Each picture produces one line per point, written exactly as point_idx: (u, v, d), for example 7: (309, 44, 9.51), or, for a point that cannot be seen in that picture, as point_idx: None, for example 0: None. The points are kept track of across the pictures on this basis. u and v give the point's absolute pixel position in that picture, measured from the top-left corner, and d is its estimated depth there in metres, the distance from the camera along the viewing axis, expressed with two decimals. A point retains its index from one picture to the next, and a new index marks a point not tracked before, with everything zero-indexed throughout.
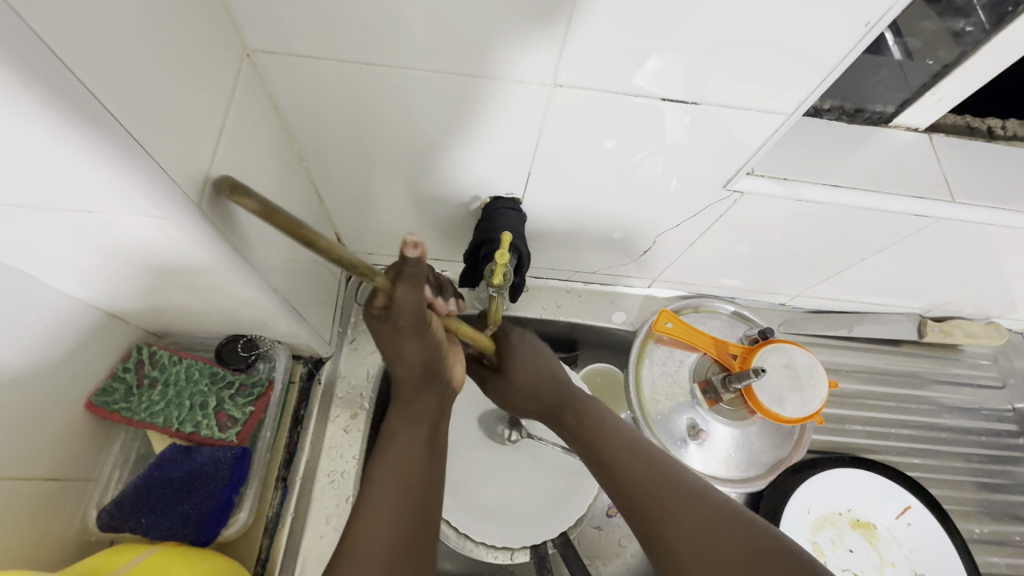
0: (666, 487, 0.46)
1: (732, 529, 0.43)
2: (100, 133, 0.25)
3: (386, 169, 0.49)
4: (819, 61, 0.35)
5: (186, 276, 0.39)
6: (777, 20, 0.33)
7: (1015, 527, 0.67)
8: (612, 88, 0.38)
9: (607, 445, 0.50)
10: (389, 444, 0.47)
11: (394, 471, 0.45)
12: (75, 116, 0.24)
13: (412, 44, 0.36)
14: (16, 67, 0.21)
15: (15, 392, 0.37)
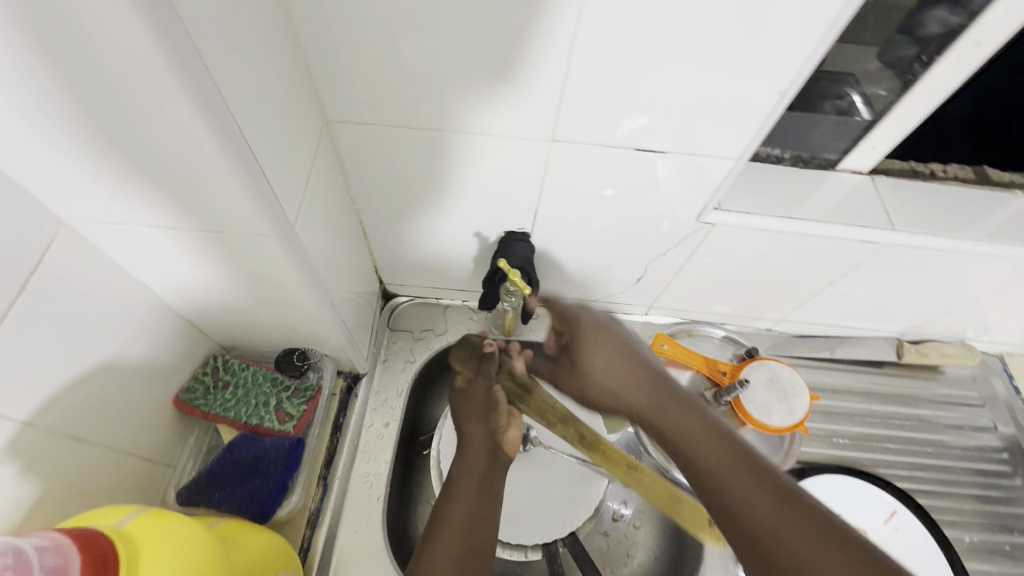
0: (807, 527, 0.45)
1: (803, 518, 0.45)
2: (244, 173, 0.35)
3: (420, 210, 0.60)
4: (758, 112, 0.44)
5: (269, 291, 0.49)
6: (723, 86, 0.42)
7: (1006, 537, 0.70)
8: (599, 142, 0.48)
9: (711, 471, 0.51)
10: (453, 494, 0.57)
11: (460, 504, 0.57)
12: (232, 158, 0.34)
13: (444, 111, 0.46)
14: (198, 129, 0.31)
15: (133, 378, 0.47)
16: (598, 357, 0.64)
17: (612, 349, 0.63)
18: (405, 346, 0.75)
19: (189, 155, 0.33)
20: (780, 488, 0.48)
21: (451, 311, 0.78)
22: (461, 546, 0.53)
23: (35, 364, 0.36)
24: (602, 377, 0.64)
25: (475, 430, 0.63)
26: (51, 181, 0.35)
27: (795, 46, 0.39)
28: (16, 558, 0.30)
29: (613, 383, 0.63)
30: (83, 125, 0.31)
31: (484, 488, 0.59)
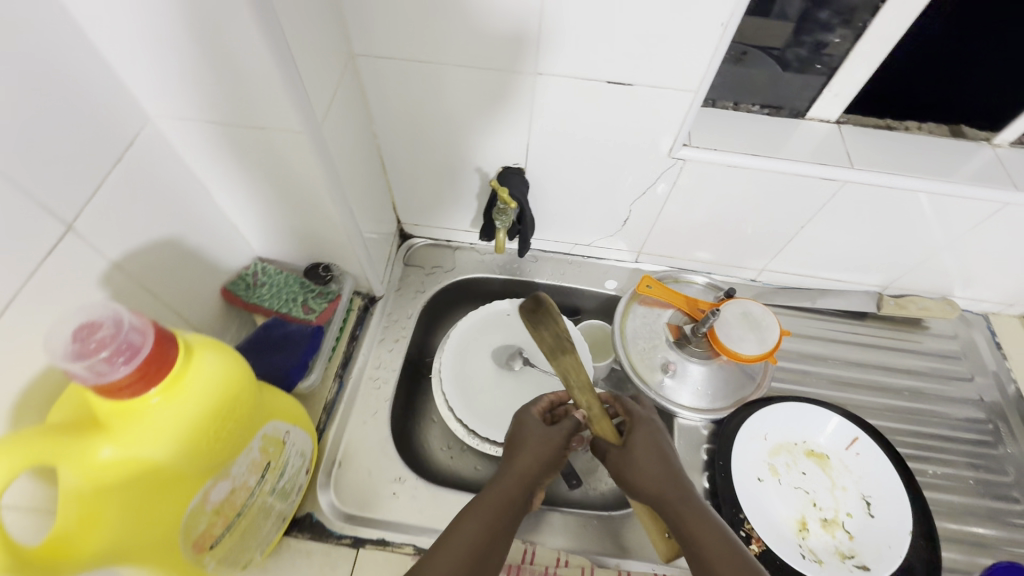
0: None
1: None
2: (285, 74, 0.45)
3: (430, 145, 0.69)
4: (708, 42, 0.51)
5: (301, 197, 0.59)
6: (677, 19, 0.50)
7: (971, 473, 0.73)
8: (577, 75, 0.57)
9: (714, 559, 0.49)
10: (455, 529, 0.52)
11: (459, 543, 0.51)
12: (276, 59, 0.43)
13: (448, 47, 0.56)
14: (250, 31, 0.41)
15: (192, 260, 0.58)
16: (648, 451, 0.57)
17: (660, 448, 0.57)
18: (417, 278, 0.85)
19: (242, 56, 0.43)
20: None
21: (459, 253, 0.88)
22: None
23: (125, 219, 0.48)
24: (640, 472, 0.55)
25: (508, 464, 0.57)
26: (144, 79, 0.46)
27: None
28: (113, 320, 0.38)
29: (656, 474, 0.55)
30: (169, 30, 0.42)
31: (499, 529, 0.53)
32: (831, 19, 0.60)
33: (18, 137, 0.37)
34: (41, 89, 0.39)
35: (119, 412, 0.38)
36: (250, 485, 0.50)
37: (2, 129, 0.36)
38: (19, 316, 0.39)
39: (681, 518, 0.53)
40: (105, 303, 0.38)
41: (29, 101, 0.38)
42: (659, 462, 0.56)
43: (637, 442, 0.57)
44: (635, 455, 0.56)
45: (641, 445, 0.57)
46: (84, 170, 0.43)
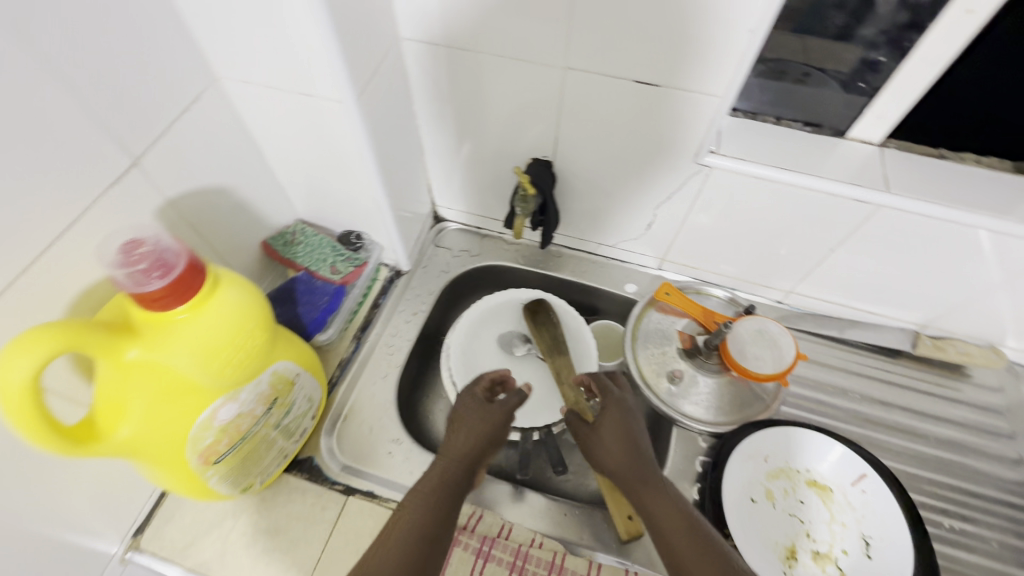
0: None
1: None
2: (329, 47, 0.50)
3: (465, 132, 0.73)
4: (735, 47, 0.52)
5: (339, 164, 0.64)
6: (704, 22, 0.51)
7: (994, 534, 0.67)
8: (605, 73, 0.59)
9: (671, 529, 0.51)
10: (408, 501, 0.54)
11: (413, 512, 0.53)
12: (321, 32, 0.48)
13: (486, 37, 0.59)
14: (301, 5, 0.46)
15: (238, 211, 0.65)
16: (616, 428, 0.61)
17: (626, 427, 0.61)
18: (443, 259, 0.89)
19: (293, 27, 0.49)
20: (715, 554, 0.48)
21: (487, 240, 0.91)
22: (409, 543, 0.49)
23: (185, 162, 0.55)
24: (607, 448, 0.60)
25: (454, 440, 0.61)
26: (212, 43, 0.52)
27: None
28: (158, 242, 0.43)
29: (620, 451, 0.59)
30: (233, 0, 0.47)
31: (450, 501, 0.55)
32: (877, 37, 0.59)
33: (99, 79, 0.44)
34: (123, 41, 0.45)
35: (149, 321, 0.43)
36: (256, 413, 0.54)
37: (87, 72, 0.43)
38: (86, 230, 0.46)
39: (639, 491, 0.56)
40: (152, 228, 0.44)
41: (113, 49, 0.45)
42: (623, 440, 0.60)
43: (604, 421, 0.61)
44: (602, 431, 0.61)
45: (609, 422, 0.61)
46: (155, 115, 0.50)
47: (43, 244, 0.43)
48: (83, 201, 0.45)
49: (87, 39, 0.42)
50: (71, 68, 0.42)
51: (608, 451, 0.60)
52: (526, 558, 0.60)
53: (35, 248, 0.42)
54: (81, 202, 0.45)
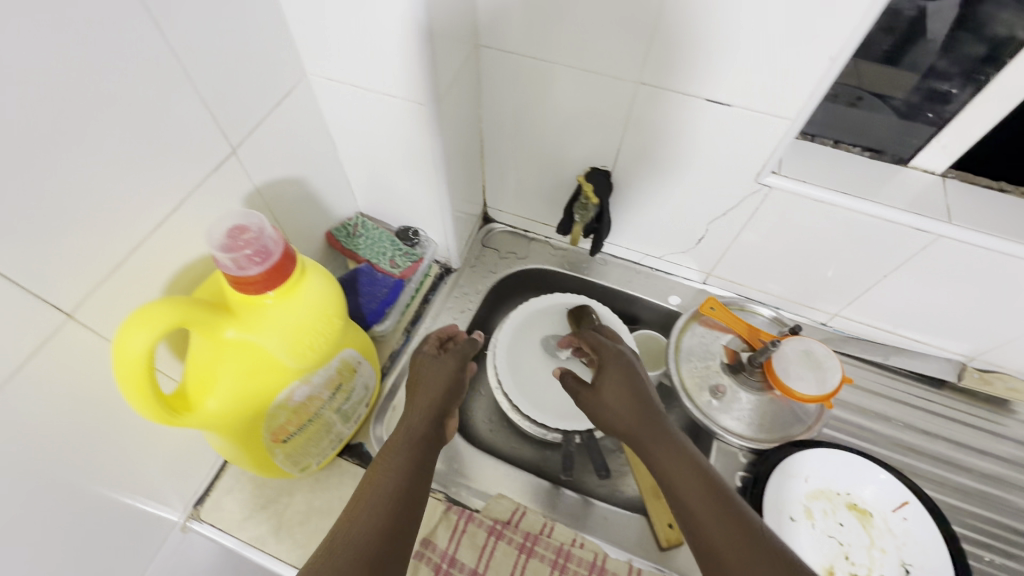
0: (748, 558, 0.45)
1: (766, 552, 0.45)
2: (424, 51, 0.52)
3: (526, 138, 0.75)
4: (814, 72, 0.53)
5: (409, 162, 0.67)
6: (786, 46, 0.52)
7: None
8: (678, 90, 0.60)
9: (688, 489, 0.50)
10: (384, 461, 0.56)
11: (391, 470, 0.55)
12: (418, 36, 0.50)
13: (563, 49, 0.61)
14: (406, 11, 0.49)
15: (310, 202, 0.68)
16: (620, 386, 0.60)
17: (629, 385, 0.60)
18: (491, 260, 0.91)
19: (389, 32, 0.51)
20: (735, 516, 0.48)
21: (534, 244, 0.93)
22: (388, 500, 0.51)
23: (272, 153, 0.57)
24: (611, 408, 0.60)
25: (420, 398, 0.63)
26: (309, 41, 0.55)
27: (851, 12, 0.48)
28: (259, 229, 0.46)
29: (622, 411, 0.59)
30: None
31: (423, 458, 0.57)
32: (951, 68, 0.60)
33: (212, 72, 0.47)
34: (235, 36, 0.48)
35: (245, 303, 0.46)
36: (323, 397, 0.57)
37: (203, 65, 0.46)
38: (189, 212, 0.49)
39: (648, 451, 0.55)
40: (255, 215, 0.46)
41: (227, 44, 0.47)
42: (630, 400, 0.59)
43: (606, 383, 0.61)
44: (603, 390, 0.61)
45: (609, 381, 0.61)
46: (253, 107, 0.53)
47: (153, 223, 0.46)
48: (188, 184, 0.48)
49: (206, 33, 0.45)
50: (192, 61, 0.44)
51: (616, 410, 0.59)
52: (568, 557, 0.62)
53: (146, 226, 0.45)
54: (186, 185, 0.48)
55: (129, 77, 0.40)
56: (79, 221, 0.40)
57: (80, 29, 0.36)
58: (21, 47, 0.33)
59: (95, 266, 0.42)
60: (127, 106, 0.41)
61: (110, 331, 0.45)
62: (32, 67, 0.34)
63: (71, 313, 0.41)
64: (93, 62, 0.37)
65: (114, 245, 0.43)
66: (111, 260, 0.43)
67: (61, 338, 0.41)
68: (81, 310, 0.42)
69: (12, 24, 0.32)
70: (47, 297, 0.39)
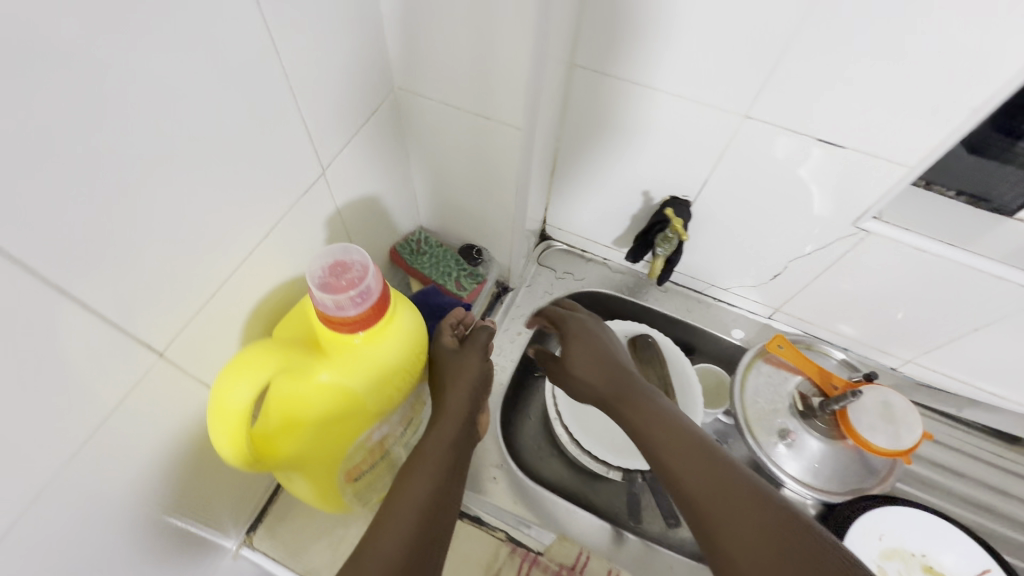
0: (725, 496, 0.45)
1: (739, 488, 0.46)
2: (534, 76, 0.48)
3: (604, 161, 0.71)
4: (950, 122, 0.49)
5: (488, 184, 0.63)
6: (924, 93, 0.48)
7: None
8: (789, 127, 0.56)
9: (662, 442, 0.52)
10: (412, 470, 0.49)
11: (420, 482, 0.48)
12: (531, 61, 0.46)
13: (667, 75, 0.57)
14: (525, 36, 0.44)
15: (381, 219, 0.64)
16: (589, 350, 0.65)
17: (594, 348, 0.65)
18: (548, 280, 0.88)
19: (497, 53, 0.47)
20: (711, 461, 0.49)
21: (591, 265, 0.90)
22: (419, 519, 0.45)
23: (356, 172, 0.54)
24: (586, 372, 0.64)
25: (451, 400, 0.54)
26: (405, 54, 0.51)
27: (1009, 64, 0.44)
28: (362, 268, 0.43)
29: (596, 374, 0.63)
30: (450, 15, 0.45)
31: (453, 467, 0.51)
32: None
33: (313, 90, 0.43)
34: (337, 51, 0.44)
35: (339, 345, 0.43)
36: (396, 433, 0.54)
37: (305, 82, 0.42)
38: (276, 238, 0.46)
39: (625, 413, 0.58)
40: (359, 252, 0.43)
41: (329, 60, 0.44)
42: (599, 365, 0.64)
43: (575, 347, 0.66)
44: (574, 354, 0.66)
45: (578, 344, 0.66)
46: (343, 127, 0.49)
47: (244, 253, 0.43)
48: (279, 209, 0.45)
49: (312, 49, 0.41)
50: (296, 79, 0.41)
51: (589, 374, 0.64)
52: None
53: (238, 256, 0.42)
54: (278, 210, 0.45)
55: (239, 98, 0.36)
56: (179, 256, 0.37)
57: (202, 52, 0.32)
58: (148, 74, 0.30)
59: (188, 302, 0.39)
60: (234, 129, 0.37)
61: (196, 366, 0.43)
62: (154, 96, 0.31)
63: (162, 352, 0.39)
64: (210, 87, 0.34)
65: (207, 279, 0.40)
66: (204, 294, 0.40)
67: (151, 377, 0.39)
68: (172, 347, 0.40)
69: (141, 49, 0.29)
70: (144, 339, 0.37)
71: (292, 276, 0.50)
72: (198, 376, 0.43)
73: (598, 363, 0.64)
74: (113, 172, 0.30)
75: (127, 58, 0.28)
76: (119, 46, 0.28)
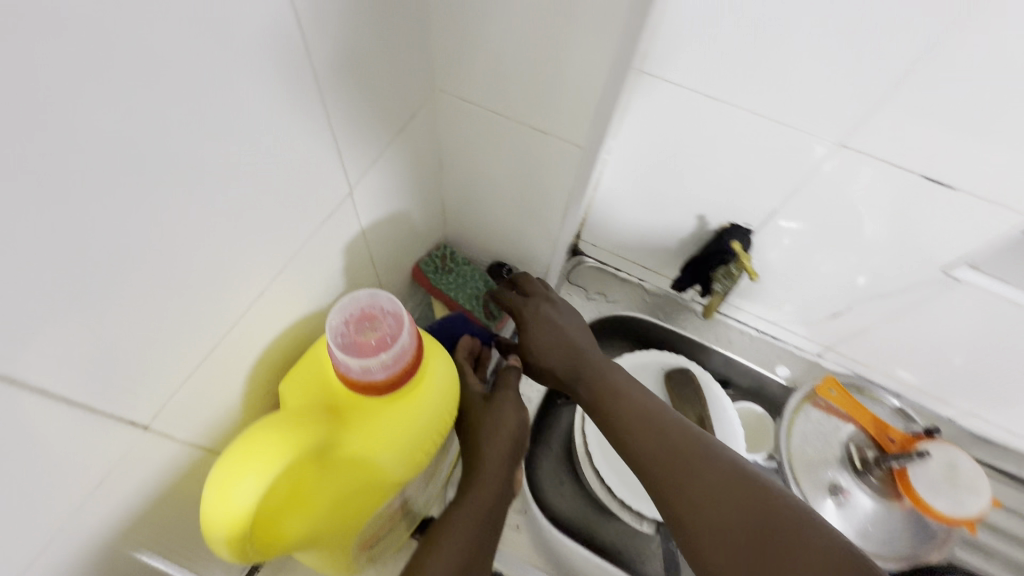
0: (709, 502, 0.43)
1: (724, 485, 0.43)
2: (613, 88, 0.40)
3: (657, 180, 0.63)
4: None
5: (533, 203, 0.55)
6: None
7: None
8: (890, 159, 0.49)
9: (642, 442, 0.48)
10: (439, 540, 0.41)
11: (450, 557, 0.40)
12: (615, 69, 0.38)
13: (752, 91, 0.49)
14: (615, 38, 0.36)
15: (406, 237, 0.56)
16: (544, 328, 0.57)
17: (553, 324, 0.57)
18: (578, 302, 0.80)
19: (573, 58, 0.38)
20: (689, 457, 0.46)
21: (626, 286, 0.82)
22: None
23: (384, 187, 0.46)
24: (544, 354, 0.56)
25: (492, 457, 0.46)
26: (452, 49, 0.42)
27: None
28: (394, 317, 0.37)
29: (553, 357, 0.56)
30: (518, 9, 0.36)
31: (490, 537, 0.43)
32: None
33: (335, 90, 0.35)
34: (371, 43, 0.36)
35: (360, 415, 0.36)
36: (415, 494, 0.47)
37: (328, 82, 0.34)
38: (288, 275, 0.39)
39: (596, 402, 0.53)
40: (391, 298, 0.37)
41: (360, 54, 0.35)
42: (560, 347, 0.56)
43: (530, 325, 0.57)
44: (527, 335, 0.57)
45: (533, 323, 0.57)
46: (375, 138, 0.42)
47: (251, 296, 0.36)
48: (297, 237, 0.38)
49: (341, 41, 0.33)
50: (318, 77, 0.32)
51: (546, 354, 0.56)
52: None
53: (242, 306, 0.35)
54: (294, 239, 0.37)
55: (251, 104, 0.28)
56: (174, 307, 0.29)
57: (213, 51, 0.24)
58: (140, 83, 0.22)
59: (182, 361, 0.32)
60: (242, 140, 0.29)
61: (188, 432, 0.36)
62: (148, 111, 0.23)
63: (148, 425, 0.32)
64: (222, 97, 0.26)
65: (207, 329, 0.33)
66: (201, 351, 0.33)
67: (135, 456, 0.32)
68: (159, 419, 0.33)
69: (132, 48, 0.21)
70: (126, 415, 0.30)
71: (303, 316, 0.43)
72: (192, 442, 0.37)
73: (560, 346, 0.56)
74: (89, 211, 0.23)
75: (112, 63, 0.21)
76: (100, 46, 0.20)
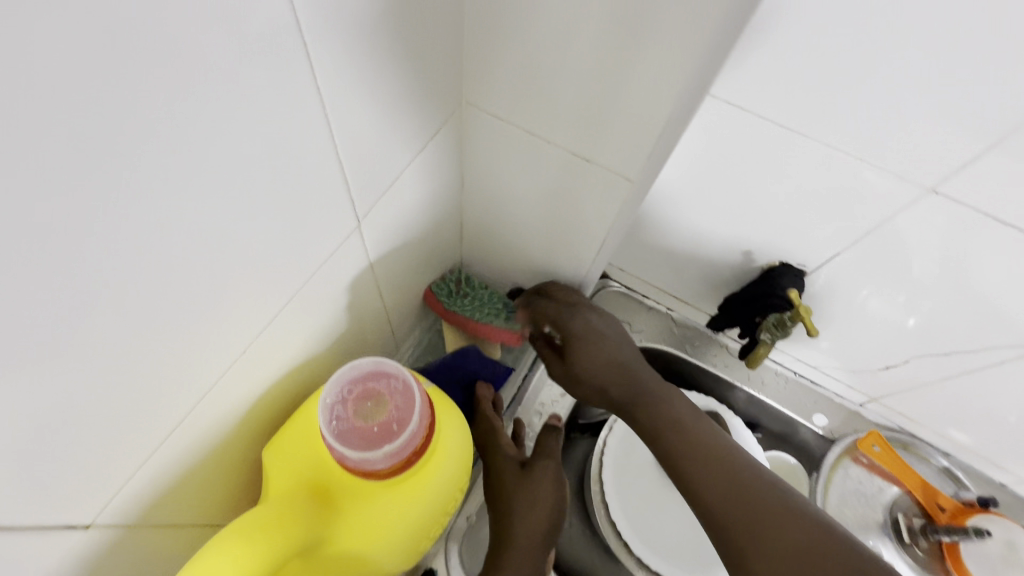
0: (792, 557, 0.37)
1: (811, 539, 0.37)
2: (677, 119, 0.33)
3: (699, 210, 0.56)
4: None
5: (565, 233, 0.48)
6: None
7: None
8: (986, 211, 0.42)
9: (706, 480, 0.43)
10: None
11: None
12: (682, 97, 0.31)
13: (828, 122, 0.42)
14: (693, 62, 0.29)
15: (418, 263, 0.50)
16: (592, 345, 0.51)
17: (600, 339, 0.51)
18: None
19: (636, 79, 0.32)
20: (767, 504, 0.40)
21: (652, 314, 0.75)
22: None
23: (397, 215, 0.41)
24: (593, 367, 0.51)
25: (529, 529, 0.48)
26: (487, 58, 0.36)
27: None
28: (403, 394, 0.36)
29: (604, 376, 0.51)
30: (575, 17, 0.30)
31: None
32: None
33: (338, 107, 0.28)
34: (386, 50, 0.29)
35: (365, 494, 0.35)
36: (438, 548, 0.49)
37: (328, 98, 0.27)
38: (273, 329, 0.34)
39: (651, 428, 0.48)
40: (398, 371, 0.36)
41: (373, 63, 0.29)
42: (611, 365, 0.51)
43: (576, 341, 0.51)
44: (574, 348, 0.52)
45: (580, 340, 0.51)
46: (387, 162, 0.36)
47: (222, 366, 0.31)
48: (284, 277, 0.32)
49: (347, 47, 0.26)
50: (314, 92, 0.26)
51: (595, 368, 0.51)
52: None
53: (212, 376, 0.31)
54: (281, 276, 0.32)
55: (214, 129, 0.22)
56: (117, 383, 0.25)
57: (163, 71, 0.19)
58: (52, 113, 0.17)
59: (135, 447, 0.28)
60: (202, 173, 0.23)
61: (146, 516, 0.31)
62: (69, 149, 0.18)
63: (90, 524, 0.28)
64: (178, 124, 0.21)
65: (166, 406, 0.28)
66: (157, 435, 0.29)
67: (76, 556, 0.28)
68: (105, 512, 0.28)
69: (34, 69, 0.15)
70: (61, 518, 0.25)
71: (290, 366, 0.38)
72: (151, 523, 0.32)
73: (610, 367, 0.51)
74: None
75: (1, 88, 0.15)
76: None
